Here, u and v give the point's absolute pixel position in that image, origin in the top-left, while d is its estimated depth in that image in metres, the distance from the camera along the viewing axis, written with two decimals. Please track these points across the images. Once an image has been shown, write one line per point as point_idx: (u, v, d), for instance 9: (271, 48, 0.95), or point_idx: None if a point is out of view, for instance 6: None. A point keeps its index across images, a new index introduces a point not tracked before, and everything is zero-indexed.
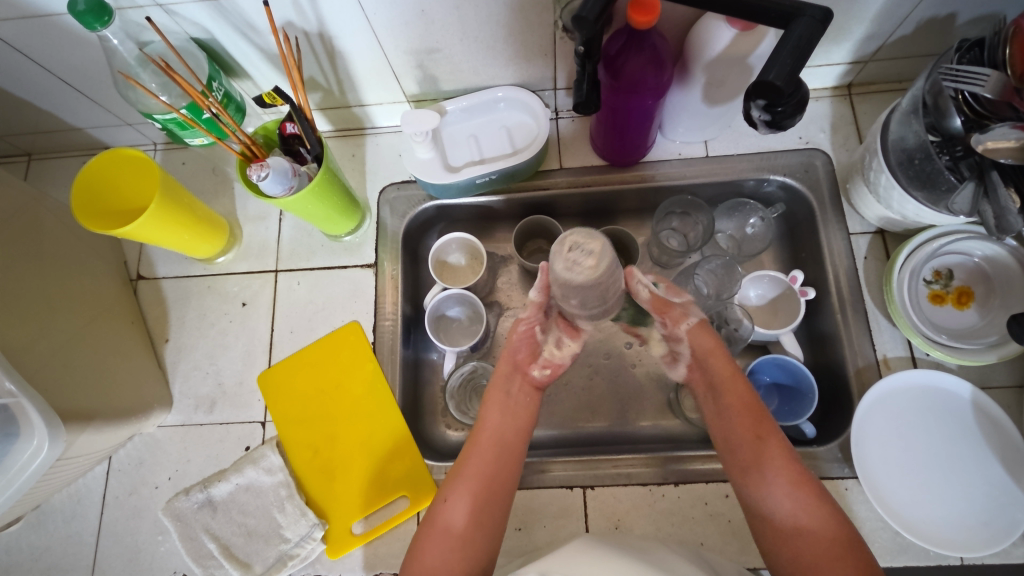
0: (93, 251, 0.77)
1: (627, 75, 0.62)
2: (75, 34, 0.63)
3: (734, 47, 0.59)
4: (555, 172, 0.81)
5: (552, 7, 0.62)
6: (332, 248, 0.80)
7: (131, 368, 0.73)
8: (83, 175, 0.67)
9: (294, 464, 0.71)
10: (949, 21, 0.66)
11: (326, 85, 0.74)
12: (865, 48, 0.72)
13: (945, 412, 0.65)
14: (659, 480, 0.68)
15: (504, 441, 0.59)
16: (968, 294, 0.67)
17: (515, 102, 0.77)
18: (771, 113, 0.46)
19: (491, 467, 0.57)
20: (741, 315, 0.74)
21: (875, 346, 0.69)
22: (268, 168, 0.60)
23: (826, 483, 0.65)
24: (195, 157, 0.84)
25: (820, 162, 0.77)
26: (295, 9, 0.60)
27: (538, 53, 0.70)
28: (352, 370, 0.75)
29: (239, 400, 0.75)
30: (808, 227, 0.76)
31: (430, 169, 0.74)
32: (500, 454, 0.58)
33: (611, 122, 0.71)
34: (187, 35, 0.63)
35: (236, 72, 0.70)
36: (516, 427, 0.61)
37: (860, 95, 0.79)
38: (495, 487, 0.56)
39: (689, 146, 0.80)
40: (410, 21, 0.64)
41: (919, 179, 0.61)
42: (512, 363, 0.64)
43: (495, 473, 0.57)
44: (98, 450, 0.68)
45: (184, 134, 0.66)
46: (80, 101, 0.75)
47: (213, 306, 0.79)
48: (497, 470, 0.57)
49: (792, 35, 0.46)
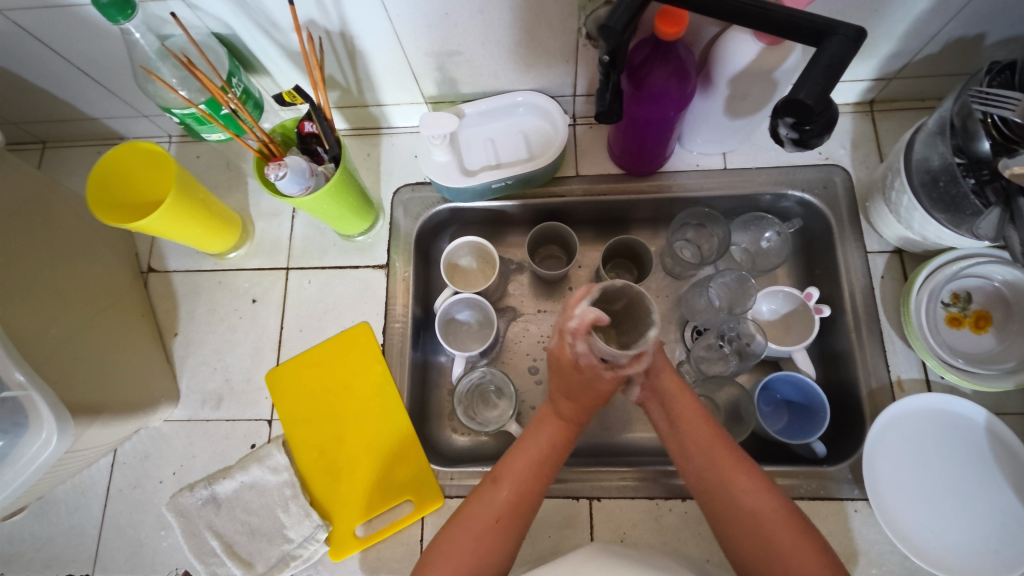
0: (105, 242, 0.77)
1: (650, 85, 0.61)
2: (97, 25, 0.62)
3: (760, 61, 0.58)
4: (570, 179, 0.80)
5: (576, 14, 0.62)
6: (344, 247, 0.80)
7: (139, 361, 0.72)
8: (98, 169, 0.66)
9: (299, 464, 0.71)
10: (978, 42, 0.66)
11: (345, 84, 0.74)
12: (890, 65, 0.71)
13: (960, 437, 0.64)
14: (666, 495, 0.67)
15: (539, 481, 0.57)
16: (986, 318, 0.66)
17: (534, 107, 0.77)
18: (799, 131, 0.46)
19: (524, 503, 0.56)
20: (753, 330, 0.72)
21: (889, 367, 0.69)
22: (285, 168, 0.60)
23: (834, 504, 0.64)
24: (210, 151, 0.84)
25: (840, 179, 0.76)
26: (318, 8, 0.60)
27: (560, 60, 0.69)
28: (361, 371, 0.74)
29: (246, 397, 0.75)
30: (825, 244, 0.76)
31: (447, 172, 0.73)
32: (532, 492, 0.57)
33: (631, 131, 0.70)
34: (208, 30, 0.63)
35: (255, 68, 0.70)
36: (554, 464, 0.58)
37: (882, 112, 0.78)
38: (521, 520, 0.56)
39: (707, 158, 0.79)
40: (434, 22, 0.63)
41: (942, 202, 0.60)
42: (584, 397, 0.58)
43: (525, 508, 0.56)
44: (104, 443, 0.68)
45: (202, 129, 0.66)
46: (97, 91, 0.75)
47: (223, 301, 0.79)
48: (524, 506, 0.56)
49: (825, 54, 0.45)
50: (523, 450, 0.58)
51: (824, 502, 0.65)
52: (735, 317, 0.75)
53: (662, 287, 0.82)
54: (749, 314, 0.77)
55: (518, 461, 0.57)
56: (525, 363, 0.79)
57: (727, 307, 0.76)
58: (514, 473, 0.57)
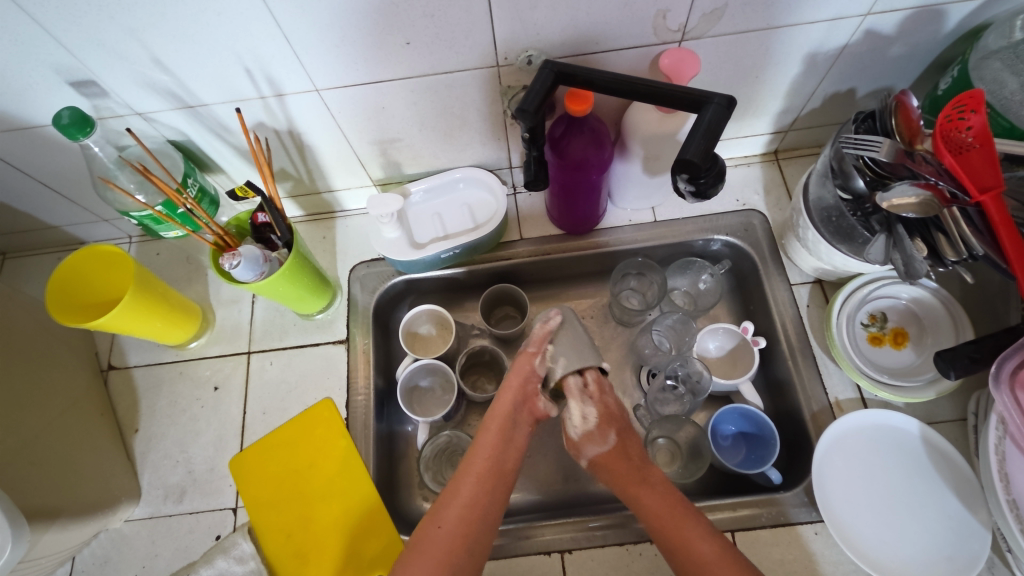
0: (64, 344, 0.78)
1: (571, 154, 0.68)
2: (58, 143, 0.67)
3: (662, 127, 0.66)
4: (516, 243, 0.86)
5: (500, 98, 0.69)
6: (305, 326, 0.82)
7: (98, 461, 0.72)
8: (71, 260, 0.69)
9: (265, 550, 0.70)
10: (850, 95, 0.76)
11: (297, 175, 0.80)
12: (782, 120, 0.80)
13: (900, 449, 0.68)
14: (635, 539, 0.68)
15: (481, 515, 0.57)
16: (903, 334, 0.72)
17: (474, 181, 0.83)
18: (696, 184, 0.54)
19: (466, 541, 0.55)
20: (701, 367, 0.77)
21: (827, 389, 0.73)
22: (239, 257, 0.63)
23: (795, 529, 0.66)
24: (170, 247, 0.88)
25: (758, 221, 0.84)
26: (266, 111, 0.66)
27: (492, 138, 0.77)
28: (326, 448, 0.75)
29: (210, 487, 0.74)
30: (754, 281, 0.82)
31: (397, 247, 0.78)
32: (474, 525, 0.56)
33: (562, 196, 0.77)
34: (164, 138, 0.68)
35: (210, 168, 0.75)
36: (501, 481, 0.60)
37: (787, 160, 0.88)
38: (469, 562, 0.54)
39: (638, 213, 0.87)
40: (372, 115, 0.70)
41: (840, 233, 0.67)
42: (523, 393, 0.66)
43: (470, 548, 0.55)
44: (61, 550, 0.66)
45: (161, 228, 0.70)
46: (58, 202, 0.78)
47: (186, 392, 0.80)
48: (467, 544, 0.55)
49: (703, 120, 0.52)
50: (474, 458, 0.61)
51: (787, 528, 0.67)
52: (684, 356, 0.79)
53: (614, 335, 0.86)
54: (695, 352, 0.81)
55: (450, 507, 0.57)
56: None
57: (675, 348, 0.81)
58: (457, 503, 0.58)
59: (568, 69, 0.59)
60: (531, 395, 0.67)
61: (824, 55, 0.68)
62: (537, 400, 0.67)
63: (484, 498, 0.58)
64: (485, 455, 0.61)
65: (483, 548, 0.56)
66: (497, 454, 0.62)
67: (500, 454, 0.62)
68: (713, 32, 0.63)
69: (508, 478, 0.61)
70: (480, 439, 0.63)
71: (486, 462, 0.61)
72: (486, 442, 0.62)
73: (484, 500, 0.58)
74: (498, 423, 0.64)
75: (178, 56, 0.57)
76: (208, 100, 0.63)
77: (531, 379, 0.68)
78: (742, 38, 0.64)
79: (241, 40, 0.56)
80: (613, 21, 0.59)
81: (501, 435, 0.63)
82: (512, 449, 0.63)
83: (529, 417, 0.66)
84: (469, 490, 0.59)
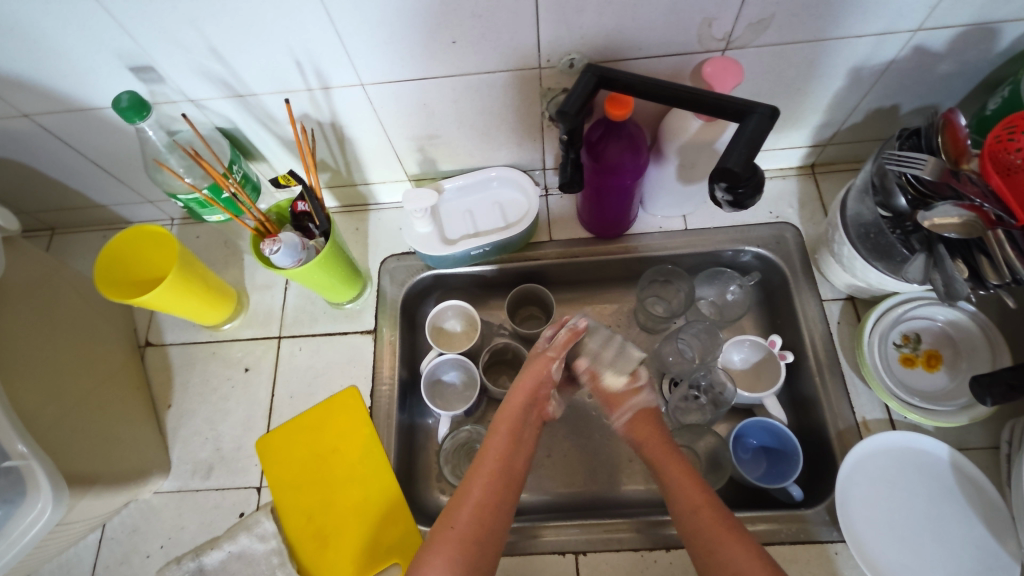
0: (106, 318, 0.81)
1: (607, 158, 0.68)
2: (114, 125, 0.70)
3: (701, 135, 0.66)
4: (545, 244, 0.86)
5: (539, 100, 0.70)
6: (334, 315, 0.84)
7: (132, 433, 0.74)
8: (99, 271, 0.72)
9: (286, 531, 0.71)
10: (894, 111, 0.75)
11: (335, 166, 0.82)
12: (822, 134, 0.80)
13: (927, 473, 0.67)
14: (651, 546, 0.68)
15: (495, 512, 0.58)
16: (937, 357, 0.70)
17: (507, 180, 0.84)
18: (733, 194, 0.53)
19: (481, 540, 0.56)
20: (724, 379, 0.76)
21: (854, 408, 0.72)
22: (279, 243, 0.65)
23: (815, 547, 0.66)
24: (209, 231, 0.90)
25: (791, 235, 0.83)
26: (311, 103, 0.68)
27: (528, 138, 0.77)
28: (349, 435, 0.76)
29: (236, 465, 0.76)
30: (783, 295, 0.81)
31: (429, 242, 0.80)
32: (489, 521, 0.57)
33: (595, 200, 0.77)
34: (213, 125, 0.70)
35: (254, 156, 0.77)
36: (512, 475, 0.62)
37: (823, 174, 0.86)
38: (483, 560, 0.55)
39: (669, 220, 0.86)
40: (413, 111, 0.71)
41: (877, 251, 0.66)
42: (532, 395, 0.67)
43: (485, 546, 0.56)
44: (95, 516, 0.69)
45: (204, 212, 0.72)
46: (108, 181, 0.81)
47: (218, 371, 0.82)
48: (484, 544, 0.56)
49: (746, 129, 0.53)
50: (487, 453, 0.62)
51: (806, 546, 0.66)
52: (707, 366, 0.79)
53: (638, 341, 0.86)
54: (719, 362, 0.81)
55: (463, 507, 0.58)
56: None
57: (699, 358, 0.81)
58: (471, 498, 0.59)
59: (609, 74, 0.59)
60: (541, 401, 0.68)
61: (869, 70, 0.67)
62: (544, 404, 0.69)
63: (497, 491, 0.59)
64: (495, 455, 0.62)
65: (498, 543, 0.57)
66: (507, 450, 0.63)
67: (510, 452, 0.63)
68: (757, 42, 0.62)
69: (518, 475, 0.62)
70: (491, 436, 0.64)
71: (496, 460, 0.62)
72: (496, 443, 0.63)
73: (498, 497, 0.59)
74: (508, 423, 0.65)
75: (233, 47, 0.59)
76: (257, 90, 0.65)
77: (545, 383, 0.68)
78: (787, 50, 0.64)
79: (295, 34, 0.57)
80: (657, 28, 0.60)
81: (509, 432, 0.64)
82: (522, 449, 0.64)
83: (536, 421, 0.68)
84: (480, 488, 0.60)
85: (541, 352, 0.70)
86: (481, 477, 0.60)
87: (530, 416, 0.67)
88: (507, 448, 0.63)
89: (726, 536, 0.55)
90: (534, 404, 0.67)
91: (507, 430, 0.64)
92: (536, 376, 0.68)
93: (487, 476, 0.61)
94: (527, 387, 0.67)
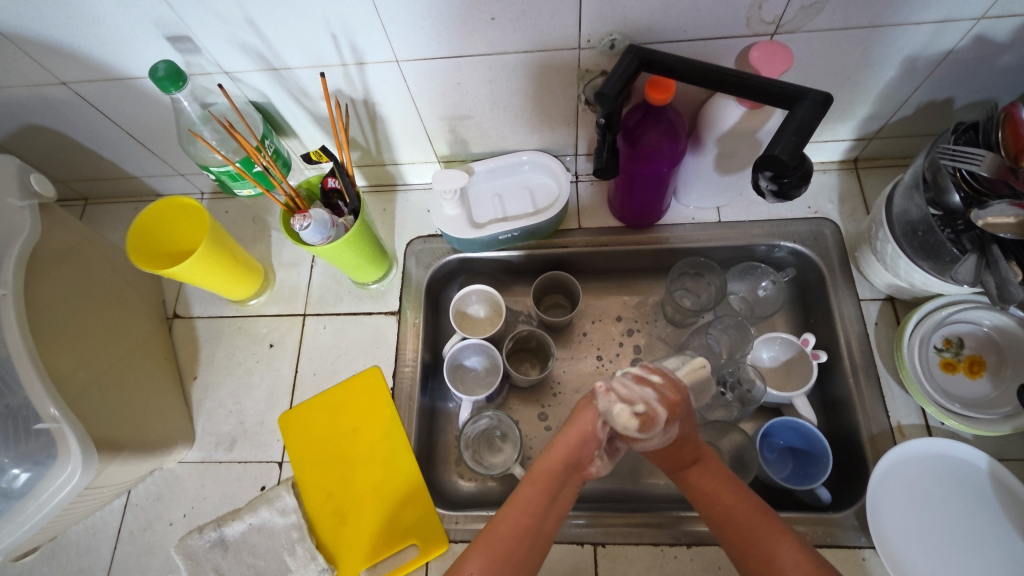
0: (135, 289, 0.82)
1: (644, 145, 0.66)
2: (150, 95, 0.70)
3: (743, 124, 0.64)
4: (573, 231, 0.85)
5: (576, 83, 0.69)
6: (359, 295, 0.84)
7: (158, 403, 0.75)
8: (131, 243, 0.71)
9: (306, 507, 0.72)
10: (947, 105, 0.71)
11: (365, 145, 0.81)
12: (868, 127, 0.76)
13: (964, 482, 0.64)
14: (671, 542, 0.67)
15: (513, 565, 0.55)
16: (980, 363, 0.68)
17: (539, 165, 0.82)
18: (778, 183, 0.51)
19: None
20: (754, 375, 0.75)
21: (889, 413, 0.70)
22: (309, 219, 0.65)
23: (843, 551, 0.64)
24: (238, 206, 0.91)
25: (829, 231, 0.80)
26: (345, 78, 0.67)
27: (562, 122, 0.76)
28: (370, 415, 0.76)
29: (259, 439, 0.77)
30: (819, 293, 0.79)
31: (456, 225, 0.78)
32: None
33: (629, 187, 0.75)
34: (247, 98, 0.70)
35: (285, 132, 0.77)
36: (540, 533, 0.58)
37: (866, 170, 0.83)
38: None
39: (702, 212, 0.84)
40: (447, 91, 0.70)
41: (923, 249, 0.63)
42: (574, 461, 0.62)
43: None
44: (121, 482, 0.70)
45: (236, 185, 0.72)
46: (141, 152, 0.82)
47: (243, 346, 0.83)
48: None
49: (795, 117, 0.51)
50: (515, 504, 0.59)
51: (832, 550, 0.64)
52: (736, 362, 0.78)
53: (664, 335, 0.84)
54: (749, 359, 0.79)
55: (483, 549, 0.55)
56: (534, 410, 0.81)
57: (727, 354, 0.80)
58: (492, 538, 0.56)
59: (652, 56, 0.57)
60: (583, 462, 0.62)
61: (925, 59, 0.64)
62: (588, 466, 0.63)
63: (523, 545, 0.56)
64: (528, 509, 0.58)
65: None
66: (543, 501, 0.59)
67: (542, 514, 0.58)
68: (809, 27, 0.60)
69: (545, 531, 0.58)
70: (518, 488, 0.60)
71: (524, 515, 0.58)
72: (528, 494, 0.59)
73: (517, 550, 0.56)
74: (543, 482, 0.60)
75: (270, 18, 0.58)
76: (292, 64, 0.64)
77: (590, 441, 0.62)
78: (840, 35, 0.61)
79: (332, 6, 0.56)
80: (704, 9, 0.57)
81: (546, 487, 0.59)
82: (554, 508, 0.60)
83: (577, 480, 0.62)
84: (507, 527, 0.57)
85: (587, 401, 0.64)
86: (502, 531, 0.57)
87: (570, 473, 0.61)
88: (541, 504, 0.59)
89: (774, 540, 0.55)
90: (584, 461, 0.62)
91: (539, 488, 0.60)
92: (582, 431, 0.62)
93: (518, 527, 0.57)
94: (572, 445, 0.61)
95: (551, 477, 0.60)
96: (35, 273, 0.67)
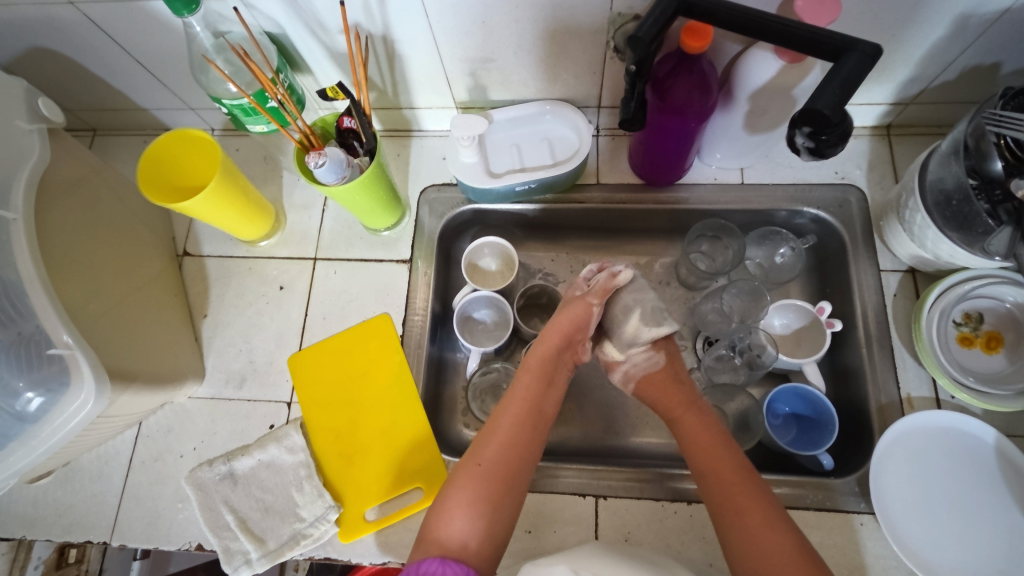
0: (145, 223, 0.81)
1: (674, 97, 0.63)
2: (160, 19, 0.67)
3: (780, 77, 0.61)
4: (591, 187, 0.82)
5: (606, 28, 0.65)
6: (370, 241, 0.83)
7: (170, 337, 0.75)
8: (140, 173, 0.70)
9: (315, 447, 0.73)
10: (994, 71, 0.67)
11: (382, 86, 0.78)
12: (907, 90, 0.73)
13: (971, 456, 0.65)
14: (672, 497, 0.68)
15: (503, 503, 0.59)
16: (998, 339, 0.67)
17: (562, 116, 0.80)
18: (815, 140, 0.50)
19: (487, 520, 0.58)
20: (765, 341, 0.74)
21: (899, 384, 0.69)
22: (325, 157, 0.63)
23: (841, 515, 0.65)
24: (250, 144, 0.88)
25: (855, 199, 0.78)
26: (365, 10, 0.64)
27: (588, 70, 0.73)
28: (379, 361, 0.77)
29: (268, 379, 0.77)
30: (839, 261, 0.77)
31: (473, 173, 0.77)
32: (486, 532, 0.57)
33: (652, 143, 0.72)
34: (262, 28, 0.67)
35: (300, 67, 0.74)
36: (512, 478, 0.61)
37: (899, 136, 0.80)
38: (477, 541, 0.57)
39: (725, 172, 0.81)
40: (471, 30, 0.67)
41: (955, 220, 0.62)
42: (563, 338, 0.69)
43: (491, 523, 0.58)
44: (133, 412, 0.71)
45: (248, 120, 0.69)
46: (151, 83, 0.80)
47: (253, 287, 0.82)
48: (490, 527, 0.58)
49: (844, 68, 0.49)
50: (491, 437, 0.63)
51: (831, 515, 0.65)
52: (747, 327, 0.77)
53: (675, 298, 0.84)
54: (761, 326, 0.78)
55: (466, 486, 0.60)
56: None
57: (739, 319, 0.79)
58: (477, 481, 0.60)
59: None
60: (574, 343, 0.70)
61: (978, 19, 0.61)
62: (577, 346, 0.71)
63: (493, 525, 0.58)
64: (513, 442, 0.63)
65: (490, 544, 0.57)
66: (518, 442, 0.63)
67: (529, 438, 0.64)
68: None
69: (530, 465, 0.62)
70: (497, 421, 0.64)
71: (501, 449, 0.62)
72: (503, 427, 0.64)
73: (502, 497, 0.59)
74: (518, 409, 0.65)
75: None
76: None
77: (580, 327, 0.70)
78: None
79: None
80: None
81: (524, 416, 0.65)
82: (535, 430, 0.65)
83: (566, 363, 0.70)
84: (490, 457, 0.61)
85: (580, 296, 0.70)
86: (470, 492, 0.59)
87: (545, 396, 0.67)
88: (518, 441, 0.63)
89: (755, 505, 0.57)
90: (553, 369, 0.68)
91: (512, 415, 0.64)
92: (572, 320, 0.69)
93: (477, 475, 0.60)
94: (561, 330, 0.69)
95: (528, 407, 0.65)
96: (45, 203, 0.65)
